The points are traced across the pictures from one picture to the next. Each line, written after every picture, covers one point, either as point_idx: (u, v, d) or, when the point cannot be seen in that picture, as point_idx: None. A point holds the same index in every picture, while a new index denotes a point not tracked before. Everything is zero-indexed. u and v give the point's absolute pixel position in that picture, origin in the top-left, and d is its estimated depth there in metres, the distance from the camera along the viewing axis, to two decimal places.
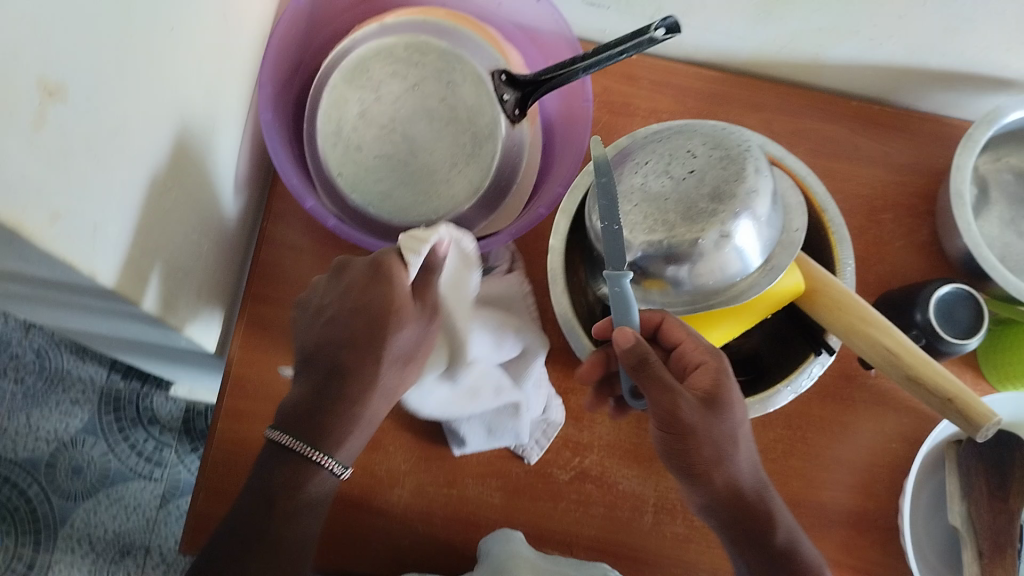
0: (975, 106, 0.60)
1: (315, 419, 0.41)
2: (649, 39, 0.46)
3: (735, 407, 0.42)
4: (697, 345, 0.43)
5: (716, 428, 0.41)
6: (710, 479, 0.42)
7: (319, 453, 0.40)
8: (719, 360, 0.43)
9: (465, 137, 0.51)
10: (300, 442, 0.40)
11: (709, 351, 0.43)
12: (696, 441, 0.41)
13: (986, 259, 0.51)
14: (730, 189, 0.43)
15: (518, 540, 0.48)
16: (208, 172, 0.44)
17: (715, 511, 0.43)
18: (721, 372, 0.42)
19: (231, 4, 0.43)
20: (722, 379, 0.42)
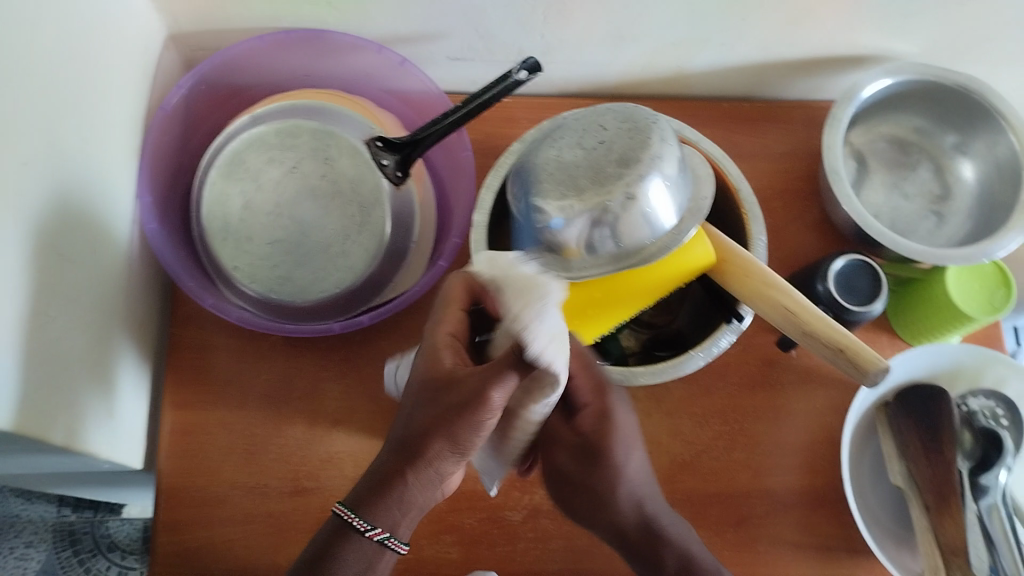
0: (835, 86, 0.63)
1: (393, 489, 0.37)
2: (514, 82, 0.48)
3: (617, 448, 0.44)
4: (587, 382, 0.44)
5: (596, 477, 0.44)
6: (594, 517, 0.45)
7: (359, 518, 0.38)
8: (603, 401, 0.45)
9: (351, 207, 0.53)
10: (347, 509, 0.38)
11: (595, 391, 0.45)
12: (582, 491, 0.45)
13: (871, 227, 0.53)
14: (635, 156, 0.45)
15: None
16: (93, 290, 0.44)
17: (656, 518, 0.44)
18: (613, 414, 0.45)
19: (89, 125, 0.43)
20: (611, 427, 0.44)
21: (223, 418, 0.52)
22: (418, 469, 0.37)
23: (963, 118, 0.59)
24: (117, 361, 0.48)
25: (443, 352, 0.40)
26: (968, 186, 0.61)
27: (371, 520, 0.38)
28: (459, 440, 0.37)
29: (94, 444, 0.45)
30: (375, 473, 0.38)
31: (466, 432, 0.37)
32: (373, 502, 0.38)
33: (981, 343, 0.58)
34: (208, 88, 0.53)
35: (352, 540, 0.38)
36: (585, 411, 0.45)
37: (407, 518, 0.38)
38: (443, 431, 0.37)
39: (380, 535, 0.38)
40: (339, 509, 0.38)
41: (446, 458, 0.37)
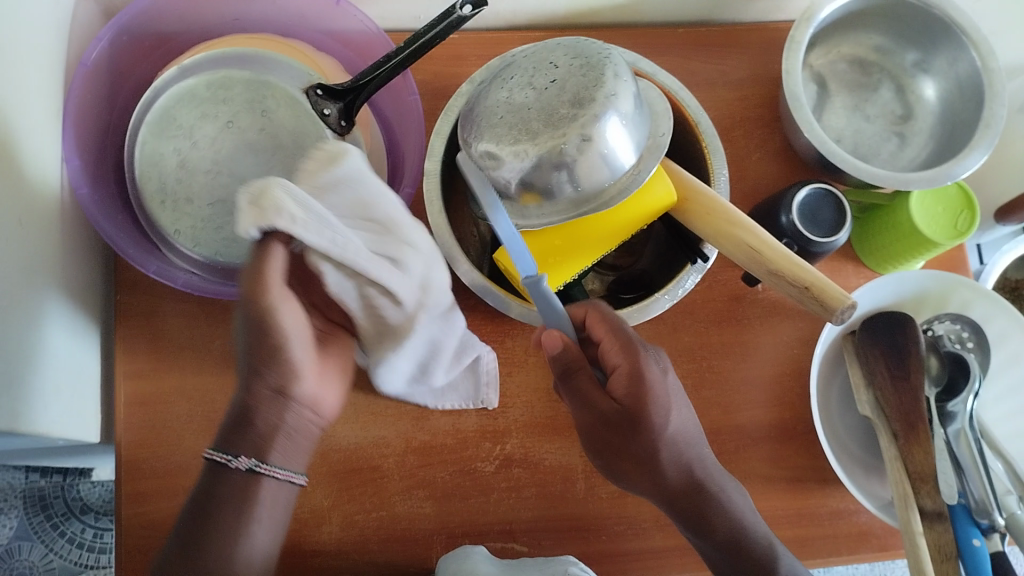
0: (795, 6, 0.60)
1: (251, 422, 0.36)
2: (459, 18, 0.45)
3: (660, 402, 0.42)
4: (614, 343, 0.43)
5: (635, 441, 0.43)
6: (636, 481, 0.44)
7: (239, 460, 0.37)
8: (633, 359, 0.42)
9: (295, 162, 0.50)
10: (225, 453, 0.37)
11: (624, 348, 0.43)
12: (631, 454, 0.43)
13: (834, 153, 0.52)
14: (589, 94, 0.43)
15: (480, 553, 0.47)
16: (25, 267, 0.42)
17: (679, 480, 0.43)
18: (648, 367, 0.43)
19: (2, 89, 0.40)
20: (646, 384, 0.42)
21: (179, 387, 0.50)
22: (255, 391, 0.36)
23: (925, 35, 0.58)
24: (59, 336, 0.46)
25: (240, 277, 0.36)
26: (929, 106, 0.59)
27: (235, 452, 0.37)
28: (282, 363, 0.36)
29: (41, 425, 0.43)
30: (235, 407, 0.37)
31: (279, 347, 0.35)
32: (231, 439, 0.37)
33: (946, 266, 0.58)
34: (131, 39, 0.50)
35: (226, 477, 0.38)
36: (617, 371, 0.43)
37: (282, 445, 0.38)
38: (264, 357, 0.36)
39: (248, 464, 0.37)
40: (207, 451, 0.38)
41: (279, 386, 0.36)
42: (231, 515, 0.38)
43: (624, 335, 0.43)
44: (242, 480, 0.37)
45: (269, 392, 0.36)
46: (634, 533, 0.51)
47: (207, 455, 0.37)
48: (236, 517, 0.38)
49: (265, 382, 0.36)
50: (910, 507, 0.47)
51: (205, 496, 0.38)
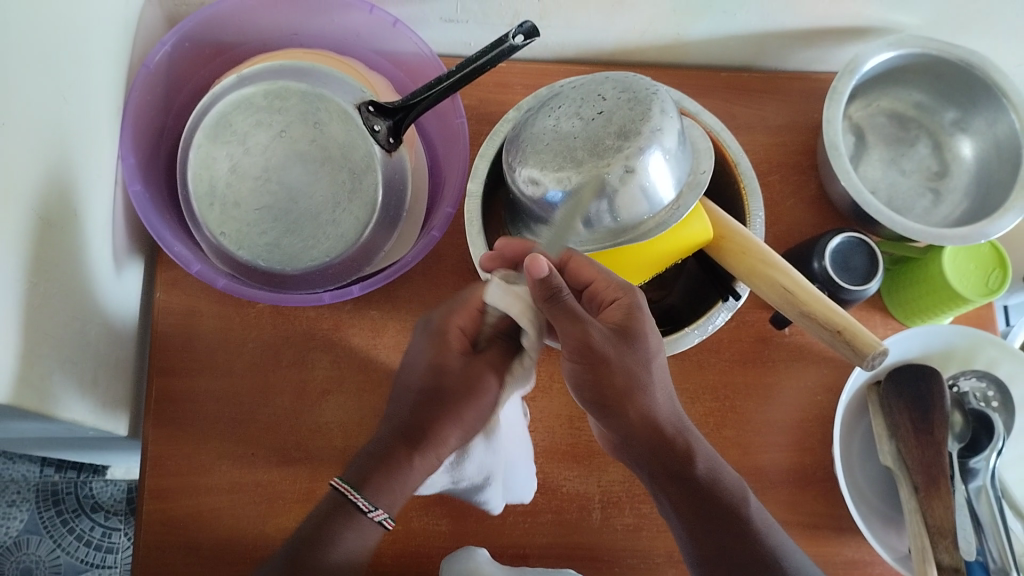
0: (838, 58, 0.61)
1: (395, 471, 0.45)
2: (510, 47, 0.46)
3: (649, 336, 0.42)
4: (608, 283, 0.43)
5: (619, 367, 0.41)
6: (625, 413, 0.43)
7: (361, 499, 0.44)
8: (631, 295, 0.42)
9: (342, 174, 0.51)
10: (351, 489, 0.44)
11: (620, 287, 0.43)
12: (609, 372, 0.41)
13: (869, 205, 0.52)
14: (634, 127, 0.44)
15: (484, 559, 0.47)
16: (75, 257, 0.43)
17: (635, 444, 0.44)
18: (632, 301, 0.42)
19: (70, 83, 0.42)
20: (636, 312, 0.42)
21: (210, 386, 0.51)
22: (423, 453, 0.46)
23: (965, 95, 0.58)
24: (101, 326, 0.47)
25: (453, 336, 0.47)
26: (966, 164, 0.60)
27: (374, 503, 0.44)
28: (467, 425, 0.47)
29: (76, 413, 0.44)
30: (372, 454, 0.46)
31: (473, 413, 0.47)
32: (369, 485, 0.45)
33: (974, 324, 0.58)
34: (192, 46, 0.51)
35: (351, 517, 0.44)
36: (614, 304, 0.42)
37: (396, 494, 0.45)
38: (449, 416, 0.47)
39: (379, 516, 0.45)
40: (336, 484, 0.45)
41: (456, 439, 0.47)
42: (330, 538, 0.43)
43: (572, 308, 0.39)
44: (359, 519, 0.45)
45: (431, 455, 0.46)
46: (647, 566, 0.51)
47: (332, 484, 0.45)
48: (343, 541, 0.44)
49: (416, 452, 0.46)
50: (927, 560, 0.47)
51: (309, 534, 0.44)
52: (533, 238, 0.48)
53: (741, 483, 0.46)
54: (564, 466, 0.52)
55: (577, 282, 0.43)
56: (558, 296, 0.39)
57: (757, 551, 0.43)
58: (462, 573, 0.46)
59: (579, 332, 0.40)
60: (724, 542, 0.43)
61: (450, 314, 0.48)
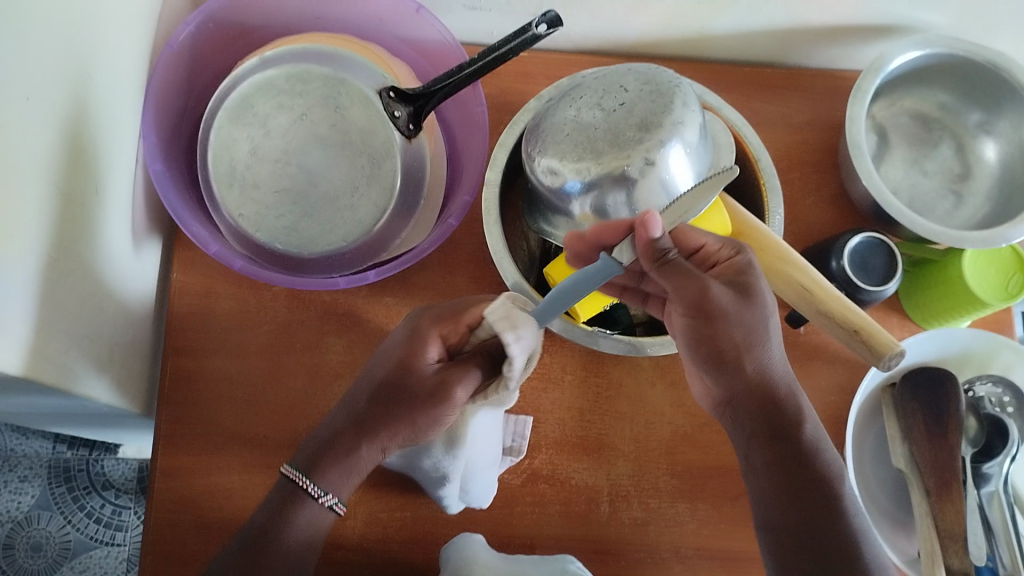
0: (862, 56, 0.61)
1: (344, 457, 0.42)
2: (533, 36, 0.46)
3: (763, 292, 0.41)
4: (721, 244, 0.42)
5: (739, 321, 0.41)
6: (741, 369, 0.42)
7: (305, 479, 0.42)
8: (741, 253, 0.42)
9: (361, 159, 0.52)
10: (299, 472, 0.42)
11: (730, 247, 0.42)
12: (723, 327, 0.41)
13: (890, 205, 0.52)
14: (656, 120, 0.43)
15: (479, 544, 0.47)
16: (94, 234, 0.43)
17: (743, 403, 0.43)
18: (744, 258, 0.42)
19: (95, 61, 0.42)
20: (747, 270, 0.41)
21: (224, 367, 0.51)
22: (364, 443, 0.42)
23: (991, 97, 0.58)
24: (118, 303, 0.47)
25: (429, 339, 0.42)
26: (989, 167, 0.59)
27: (324, 486, 0.42)
28: (415, 428, 0.41)
29: (92, 388, 0.44)
30: (324, 438, 0.43)
31: (425, 423, 0.41)
32: (318, 467, 0.42)
33: (992, 328, 0.58)
34: (216, 27, 0.51)
35: (303, 502, 0.42)
36: (726, 264, 0.42)
37: (349, 480, 0.43)
38: (387, 427, 0.42)
39: (330, 501, 0.42)
40: (288, 469, 0.42)
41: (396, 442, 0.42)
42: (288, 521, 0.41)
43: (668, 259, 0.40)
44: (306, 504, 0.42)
45: (379, 443, 0.42)
46: (654, 562, 0.51)
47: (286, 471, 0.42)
48: (294, 527, 0.41)
49: (362, 441, 0.42)
50: (936, 564, 0.47)
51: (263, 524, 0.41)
52: (552, 229, 0.48)
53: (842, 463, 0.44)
54: (574, 459, 0.52)
55: (686, 243, 0.43)
56: (667, 257, 0.40)
57: (842, 529, 0.42)
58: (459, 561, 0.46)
59: (694, 287, 0.40)
60: (819, 531, 0.41)
61: (431, 318, 0.43)
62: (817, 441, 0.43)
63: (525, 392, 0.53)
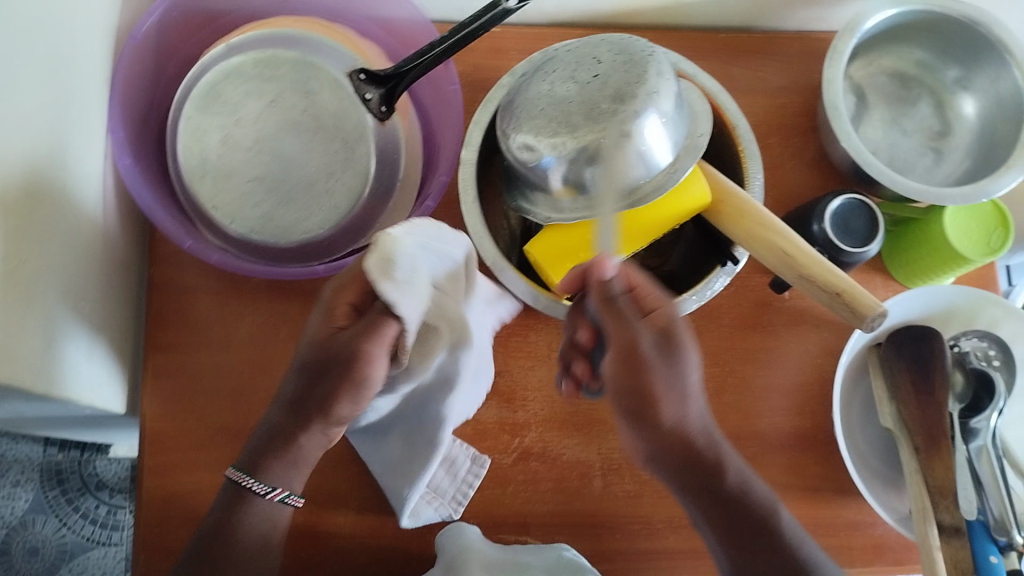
0: (838, 16, 0.60)
1: (289, 448, 0.42)
2: (503, 10, 0.45)
3: (686, 347, 0.42)
4: (645, 291, 0.43)
5: (660, 373, 0.40)
6: (659, 415, 0.41)
7: (251, 480, 0.42)
8: (673, 305, 0.43)
9: (335, 144, 0.51)
10: (239, 472, 0.42)
11: (663, 299, 0.43)
12: (654, 394, 0.40)
13: (870, 165, 0.52)
14: (631, 91, 0.43)
15: (473, 533, 0.47)
16: (67, 234, 0.43)
17: (663, 461, 0.42)
18: (673, 315, 0.42)
19: (57, 59, 0.41)
20: (676, 328, 0.42)
21: (206, 361, 0.50)
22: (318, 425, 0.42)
23: (967, 52, 0.57)
24: (96, 302, 0.47)
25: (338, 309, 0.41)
26: (968, 123, 0.59)
27: (270, 483, 0.42)
28: (357, 396, 0.41)
29: (73, 389, 0.44)
30: (267, 433, 0.42)
31: (356, 391, 0.41)
32: (266, 467, 0.42)
33: (976, 285, 0.58)
34: (180, 15, 0.50)
35: (251, 501, 0.42)
36: (658, 312, 0.42)
37: (299, 475, 0.43)
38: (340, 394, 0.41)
39: (281, 495, 0.42)
40: (232, 473, 0.42)
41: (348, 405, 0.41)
42: (238, 522, 0.42)
43: (608, 295, 0.41)
44: (258, 503, 0.42)
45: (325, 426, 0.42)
46: (647, 531, 0.51)
47: (229, 475, 0.42)
48: (247, 529, 0.42)
49: (314, 420, 0.42)
50: (928, 521, 0.47)
51: (216, 525, 0.42)
52: (529, 207, 0.48)
53: (770, 497, 0.43)
54: (564, 436, 0.52)
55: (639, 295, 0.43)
56: (614, 298, 0.42)
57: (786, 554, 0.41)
58: (455, 547, 0.46)
59: (628, 333, 0.41)
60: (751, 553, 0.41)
61: (334, 287, 0.42)
62: (741, 485, 0.42)
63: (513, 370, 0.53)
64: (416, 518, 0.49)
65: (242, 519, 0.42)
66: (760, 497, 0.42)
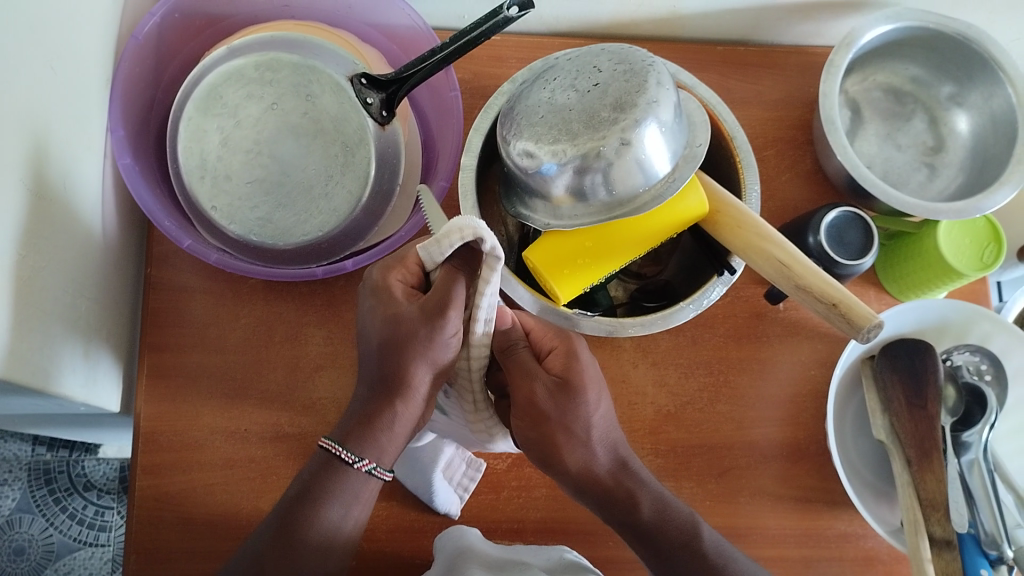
0: (834, 31, 0.61)
1: (377, 421, 0.41)
2: (504, 19, 0.45)
3: (587, 383, 0.42)
4: (546, 331, 0.45)
5: (557, 416, 0.41)
6: (565, 460, 0.42)
7: (345, 450, 0.41)
8: (568, 343, 0.44)
9: (335, 147, 0.51)
10: (334, 443, 0.41)
11: (559, 336, 0.44)
12: (549, 428, 0.41)
13: (865, 179, 0.52)
14: (631, 99, 0.43)
15: (473, 536, 0.47)
16: (66, 232, 0.43)
17: (586, 495, 0.43)
18: (572, 351, 0.43)
19: (59, 58, 0.41)
20: (576, 364, 0.43)
21: (202, 362, 0.50)
22: (407, 399, 0.40)
23: (961, 69, 0.58)
24: (92, 301, 0.47)
25: (394, 288, 0.40)
26: (961, 139, 0.60)
27: (359, 453, 0.41)
28: (443, 365, 0.39)
29: (68, 388, 0.44)
30: (360, 411, 0.42)
31: (446, 358, 0.39)
32: (361, 438, 0.41)
33: (968, 299, 0.58)
34: (182, 17, 0.50)
35: (341, 471, 0.41)
36: (553, 353, 0.44)
37: (393, 443, 0.41)
38: (420, 364, 0.39)
39: (367, 466, 0.41)
40: (327, 443, 0.42)
41: (430, 380, 0.40)
42: (326, 493, 0.41)
43: (506, 343, 0.43)
44: (348, 474, 0.41)
45: (414, 400, 0.41)
46: None
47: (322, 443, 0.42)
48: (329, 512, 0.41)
49: (399, 398, 0.40)
50: (920, 533, 0.48)
51: (301, 490, 0.41)
52: (529, 213, 0.48)
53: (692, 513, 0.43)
54: None
55: (540, 344, 0.45)
56: (514, 348, 0.43)
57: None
58: (453, 551, 0.45)
59: (525, 384, 0.42)
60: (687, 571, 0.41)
61: (384, 267, 0.41)
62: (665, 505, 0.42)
63: None
64: (451, 509, 0.50)
65: (329, 490, 0.41)
66: (679, 512, 0.43)
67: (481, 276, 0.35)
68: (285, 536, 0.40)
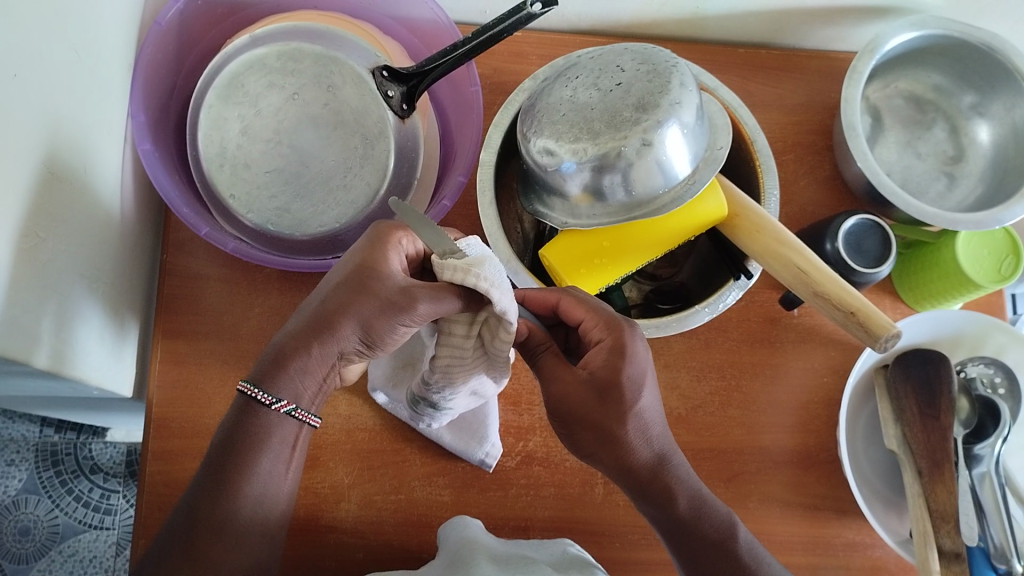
0: (857, 37, 0.61)
1: (293, 361, 0.39)
2: (528, 15, 0.46)
3: (631, 382, 0.40)
4: (598, 321, 0.42)
5: (592, 421, 0.40)
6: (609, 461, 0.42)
7: (266, 393, 0.38)
8: (616, 335, 0.41)
9: (354, 139, 0.51)
10: (252, 386, 0.38)
11: (607, 326, 0.42)
12: (577, 427, 0.41)
13: (885, 187, 0.52)
14: (653, 100, 0.43)
15: (476, 527, 0.47)
16: (84, 217, 0.43)
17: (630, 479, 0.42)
18: (614, 341, 0.41)
19: (83, 44, 0.41)
20: (622, 360, 0.40)
21: (215, 350, 0.50)
22: (323, 347, 0.39)
23: (984, 78, 0.58)
24: (107, 286, 0.47)
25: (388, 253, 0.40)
26: (982, 149, 0.59)
27: (277, 394, 0.38)
28: (374, 330, 0.39)
29: (81, 370, 0.44)
30: (273, 345, 0.39)
31: (381, 329, 0.39)
32: (276, 375, 0.38)
33: (984, 311, 0.58)
34: (205, 4, 0.50)
35: (261, 415, 0.38)
36: (598, 346, 0.41)
37: (308, 388, 0.39)
38: (356, 325, 0.39)
39: (288, 408, 0.38)
40: (243, 386, 0.38)
41: (352, 339, 0.39)
42: (252, 442, 0.38)
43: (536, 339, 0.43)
44: (271, 418, 0.38)
45: (333, 347, 0.39)
46: (646, 543, 0.51)
47: (241, 387, 0.38)
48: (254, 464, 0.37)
49: (317, 341, 0.39)
50: (928, 545, 0.47)
51: (225, 439, 0.38)
52: (546, 211, 0.48)
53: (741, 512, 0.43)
54: None
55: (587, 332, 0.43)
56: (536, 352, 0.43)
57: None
58: (458, 540, 0.45)
59: (554, 386, 0.41)
60: None
61: (388, 227, 0.41)
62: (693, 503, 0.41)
63: (519, 374, 0.53)
64: (494, 455, 0.51)
65: (254, 434, 0.38)
66: (715, 511, 0.42)
67: (467, 278, 0.35)
68: (215, 488, 0.36)
